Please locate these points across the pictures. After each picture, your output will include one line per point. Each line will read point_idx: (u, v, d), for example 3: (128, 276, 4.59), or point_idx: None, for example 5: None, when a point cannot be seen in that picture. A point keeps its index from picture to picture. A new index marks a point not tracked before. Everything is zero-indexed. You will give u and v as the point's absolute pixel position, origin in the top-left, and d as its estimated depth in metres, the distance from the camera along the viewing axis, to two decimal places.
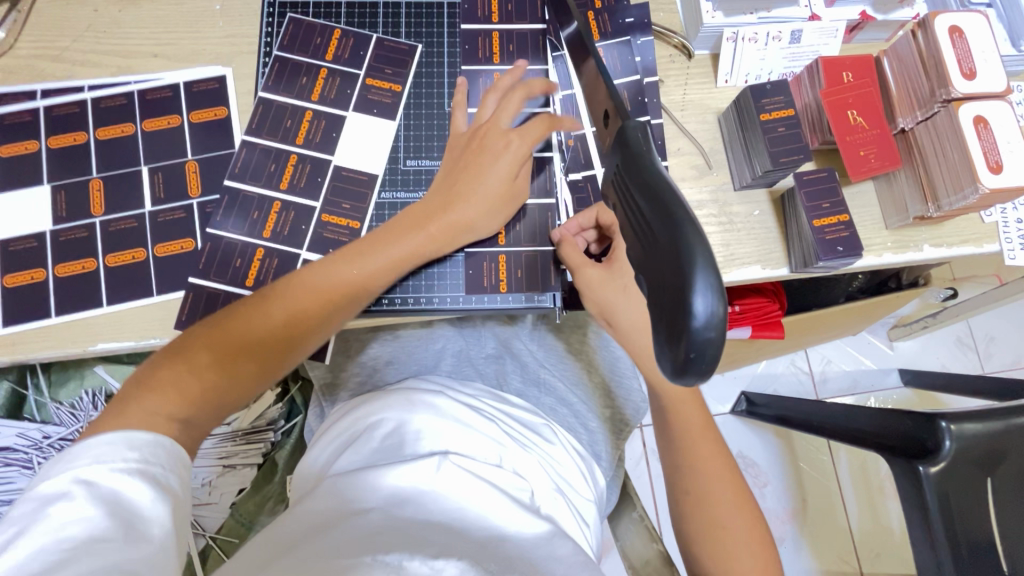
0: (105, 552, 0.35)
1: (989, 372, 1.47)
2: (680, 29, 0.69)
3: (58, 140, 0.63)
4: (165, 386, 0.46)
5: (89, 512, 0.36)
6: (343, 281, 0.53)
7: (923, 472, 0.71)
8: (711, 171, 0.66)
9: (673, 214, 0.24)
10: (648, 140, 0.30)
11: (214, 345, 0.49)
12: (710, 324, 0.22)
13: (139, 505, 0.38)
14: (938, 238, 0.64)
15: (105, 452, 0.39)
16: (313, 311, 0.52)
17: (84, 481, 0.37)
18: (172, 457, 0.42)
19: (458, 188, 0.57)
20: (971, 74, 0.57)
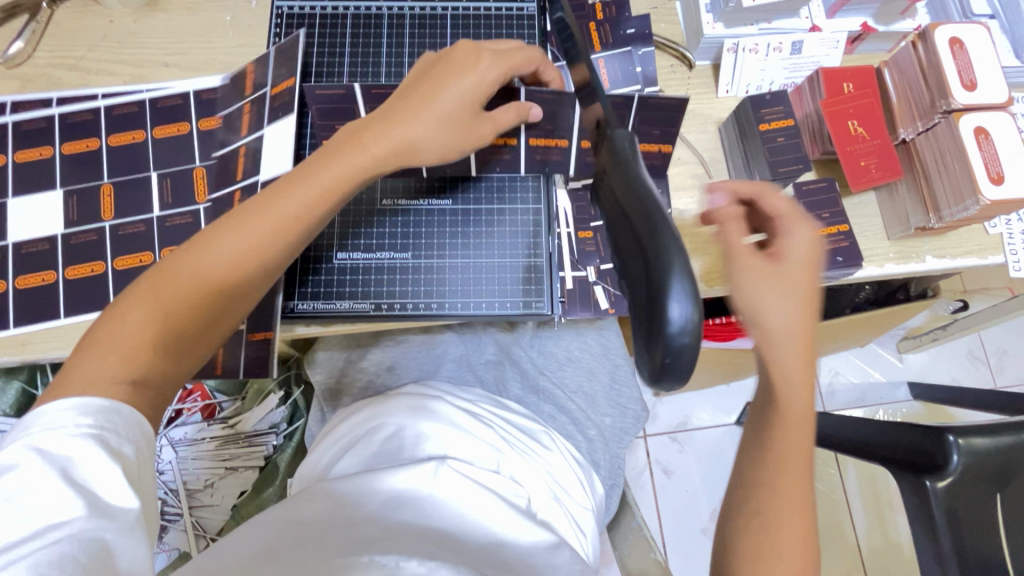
0: (61, 525, 0.33)
1: (1002, 386, 1.45)
2: (682, 40, 0.70)
3: (72, 147, 0.65)
4: (97, 352, 0.41)
5: (39, 483, 0.34)
6: (286, 210, 0.45)
7: (931, 488, 0.70)
8: (711, 181, 0.66)
9: (656, 229, 0.24)
10: (635, 151, 0.29)
11: (150, 299, 0.42)
12: (685, 330, 0.23)
13: (94, 475, 0.35)
14: (941, 248, 0.64)
15: (57, 418, 0.37)
16: (252, 252, 0.44)
17: (34, 450, 0.35)
18: (131, 423, 0.39)
19: (414, 106, 0.49)
20: (972, 85, 0.57)
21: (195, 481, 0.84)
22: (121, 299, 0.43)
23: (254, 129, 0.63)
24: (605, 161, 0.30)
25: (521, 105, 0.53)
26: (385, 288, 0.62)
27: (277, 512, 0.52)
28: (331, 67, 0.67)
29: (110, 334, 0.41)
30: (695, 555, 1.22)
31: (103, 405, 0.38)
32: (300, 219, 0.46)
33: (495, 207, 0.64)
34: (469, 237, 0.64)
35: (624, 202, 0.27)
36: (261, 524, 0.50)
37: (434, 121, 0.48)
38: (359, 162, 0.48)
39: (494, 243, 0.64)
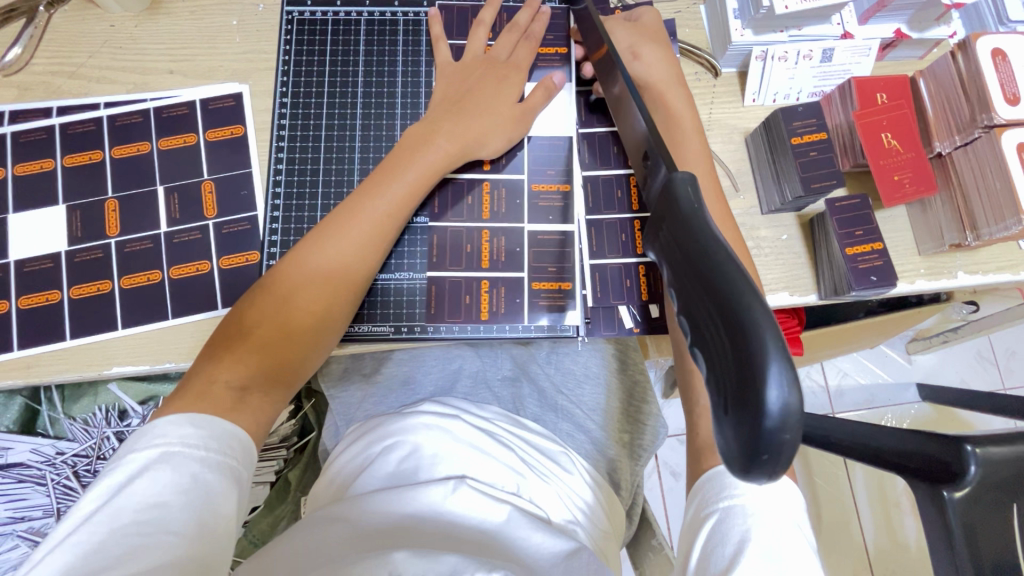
0: (166, 546, 0.39)
1: (1009, 387, 1.44)
2: (707, 46, 0.68)
3: (74, 159, 0.62)
4: (233, 356, 0.50)
5: (166, 497, 0.41)
6: (380, 215, 0.55)
7: (948, 499, 0.62)
8: (737, 194, 0.64)
9: (738, 299, 0.22)
10: (699, 196, 0.28)
11: (251, 340, 0.51)
12: (784, 419, 0.20)
13: (213, 492, 0.42)
14: (973, 265, 0.62)
15: (190, 435, 0.44)
16: (338, 271, 0.54)
17: (167, 469, 0.42)
18: (244, 449, 0.47)
19: (466, 103, 0.60)
20: (1015, 99, 0.55)
21: None
22: (258, 318, 0.51)
23: (242, 164, 0.63)
24: (664, 204, 0.29)
25: (548, 82, 0.63)
26: (404, 307, 0.60)
27: (285, 543, 0.49)
28: (345, 75, 0.65)
29: (236, 336, 0.51)
30: None
31: (217, 419, 0.46)
32: (388, 221, 0.56)
33: (514, 227, 0.62)
34: (494, 254, 0.62)
35: (689, 243, 0.25)
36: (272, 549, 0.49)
37: (491, 116, 0.60)
38: (415, 183, 0.57)
39: (523, 258, 0.62)
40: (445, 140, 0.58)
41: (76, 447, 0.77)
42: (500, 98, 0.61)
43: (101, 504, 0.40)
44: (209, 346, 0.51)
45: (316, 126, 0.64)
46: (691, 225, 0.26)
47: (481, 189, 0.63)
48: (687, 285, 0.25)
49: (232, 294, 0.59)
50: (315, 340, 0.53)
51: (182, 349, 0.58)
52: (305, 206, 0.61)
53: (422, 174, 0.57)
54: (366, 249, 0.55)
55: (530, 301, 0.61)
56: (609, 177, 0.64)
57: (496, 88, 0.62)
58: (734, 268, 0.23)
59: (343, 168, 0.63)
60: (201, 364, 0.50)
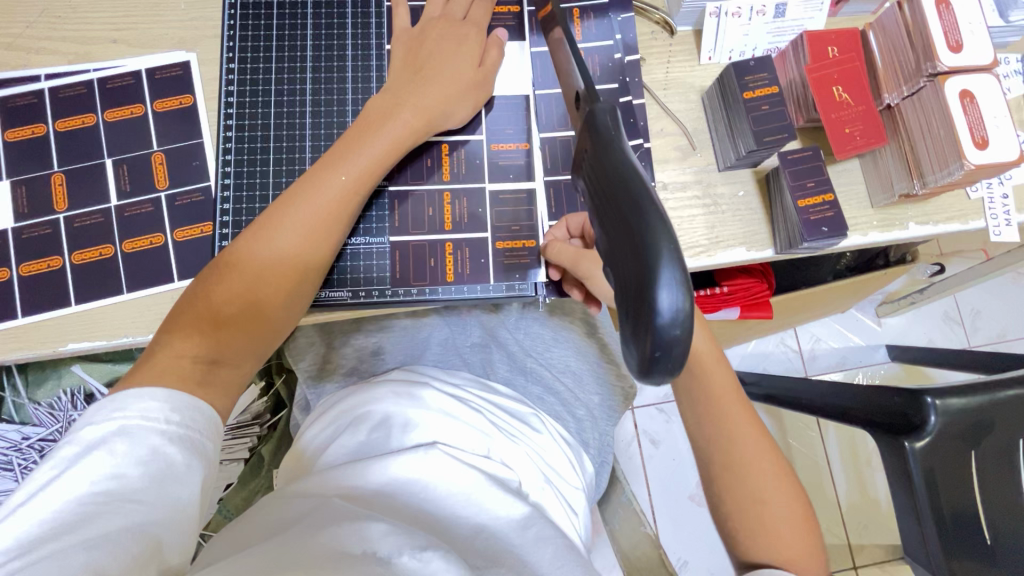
0: (130, 513, 0.39)
1: (975, 345, 1.47)
2: (662, 4, 0.67)
3: (17, 134, 0.61)
4: (196, 329, 0.49)
5: (125, 469, 0.40)
6: (344, 188, 0.54)
7: (909, 448, 0.69)
8: (694, 153, 0.65)
9: (646, 229, 0.26)
10: (617, 126, 0.31)
11: (211, 311, 0.49)
12: (676, 319, 0.25)
13: (174, 464, 0.42)
14: (924, 215, 0.64)
15: (150, 409, 0.43)
16: (303, 244, 0.53)
17: (126, 441, 0.41)
18: (208, 421, 0.46)
19: (427, 71, 0.59)
20: (958, 47, 0.56)
21: None
22: (218, 289, 0.50)
23: (192, 135, 0.62)
24: (586, 136, 0.32)
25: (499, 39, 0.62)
26: (363, 274, 0.60)
27: (257, 513, 0.49)
28: (294, 40, 0.64)
29: (197, 307, 0.50)
30: (684, 522, 1.24)
31: (183, 393, 0.45)
32: (352, 194, 0.54)
33: (474, 190, 0.62)
34: (456, 215, 0.62)
35: (606, 179, 0.29)
36: (242, 523, 0.48)
37: (453, 81, 0.59)
38: (379, 154, 0.55)
39: (482, 221, 0.62)
40: (409, 113, 0.57)
41: (41, 432, 0.77)
42: (460, 60, 0.60)
43: (55, 476, 0.39)
44: (172, 316, 0.51)
45: (265, 93, 0.62)
46: (608, 154, 0.29)
47: (440, 152, 0.63)
48: (605, 210, 0.28)
49: (186, 265, 0.58)
50: (279, 314, 0.53)
51: (139, 323, 0.57)
52: (257, 174, 0.60)
53: (389, 147, 0.56)
54: (328, 221, 0.53)
55: (494, 261, 0.61)
56: (566, 139, 0.63)
57: (453, 51, 0.60)
58: (642, 189, 0.27)
59: (294, 135, 0.62)
60: (162, 336, 0.49)
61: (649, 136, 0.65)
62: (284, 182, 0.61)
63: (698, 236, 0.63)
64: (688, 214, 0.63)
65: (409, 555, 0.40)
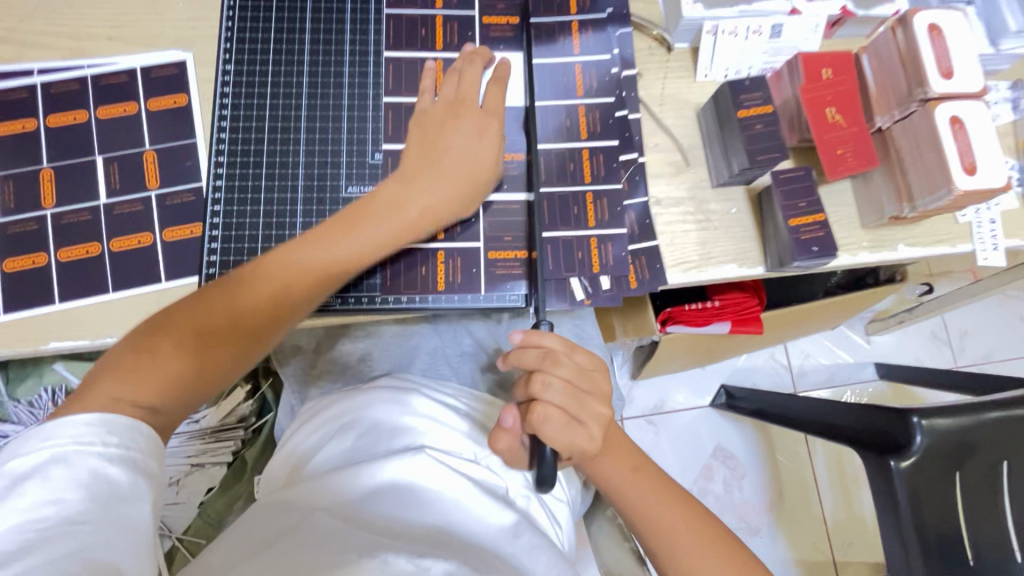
0: (77, 535, 0.36)
1: (962, 366, 1.48)
2: (660, 21, 0.68)
3: (6, 128, 0.60)
4: (149, 370, 0.45)
5: (62, 494, 0.37)
6: (338, 259, 0.52)
7: (894, 467, 0.70)
8: (688, 168, 0.65)
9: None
10: None
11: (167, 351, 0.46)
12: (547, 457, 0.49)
13: (117, 482, 0.39)
14: (913, 238, 0.64)
15: (83, 432, 0.39)
16: (283, 303, 0.50)
17: (60, 464, 0.37)
18: (150, 439, 0.42)
19: (445, 158, 0.57)
20: (949, 73, 0.57)
21: None
22: (182, 335, 0.47)
23: (185, 135, 0.61)
24: None
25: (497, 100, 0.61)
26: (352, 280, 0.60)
27: (235, 535, 0.48)
28: (292, 43, 0.64)
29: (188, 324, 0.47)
30: None
31: (116, 417, 0.41)
32: (343, 267, 0.52)
33: None
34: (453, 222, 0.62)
35: None
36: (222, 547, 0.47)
37: (461, 175, 0.57)
38: (379, 231, 0.54)
39: (473, 229, 0.62)
40: (418, 203, 0.56)
41: (20, 429, 0.75)
42: (469, 152, 0.58)
43: None
44: (152, 321, 0.48)
45: (261, 94, 0.62)
46: None
47: None
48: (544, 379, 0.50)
49: (174, 265, 0.58)
50: (230, 369, 0.49)
51: (123, 323, 0.56)
52: (248, 176, 0.60)
53: (390, 229, 0.54)
54: (310, 288, 0.51)
55: (487, 271, 0.61)
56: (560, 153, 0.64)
57: (473, 146, 0.58)
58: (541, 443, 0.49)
59: (288, 137, 0.61)
60: (107, 365, 0.45)
61: (644, 151, 0.65)
62: (276, 185, 0.60)
63: (690, 251, 0.63)
64: (680, 229, 0.64)
65: (404, 558, 0.40)
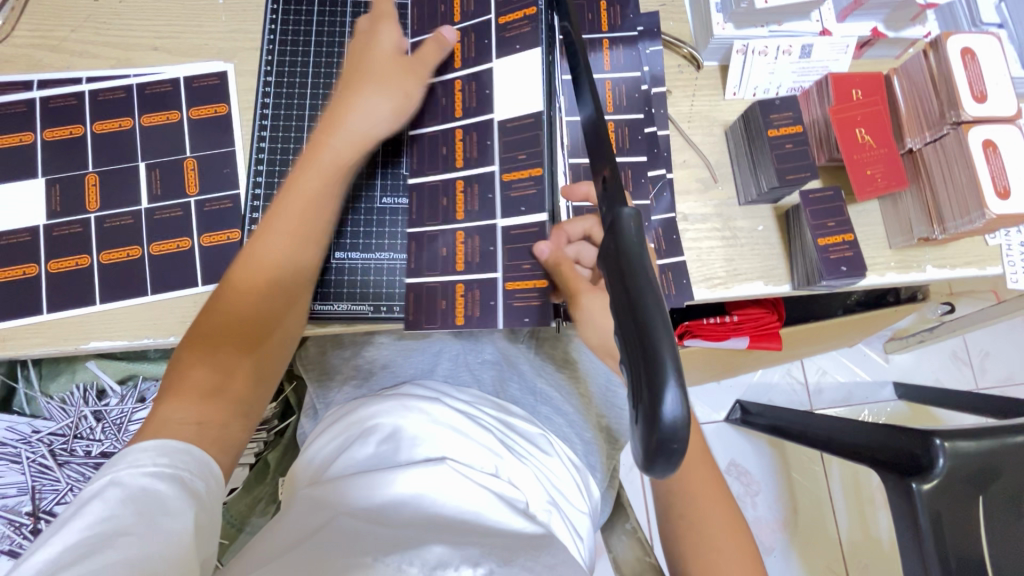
0: (126, 545, 0.36)
1: (983, 387, 1.46)
2: (690, 39, 0.69)
3: (54, 133, 0.62)
4: (189, 397, 0.46)
5: (115, 510, 0.38)
6: (297, 213, 0.54)
7: (915, 489, 0.69)
8: (716, 185, 0.66)
9: (648, 330, 0.28)
10: (640, 236, 0.31)
11: (192, 376, 0.48)
12: (677, 417, 0.26)
13: (167, 502, 0.39)
14: (941, 259, 0.64)
15: (139, 458, 0.41)
16: (264, 279, 0.52)
17: (117, 486, 0.39)
18: (202, 463, 0.43)
19: (355, 83, 0.58)
20: (982, 97, 0.57)
21: None
22: (192, 360, 0.48)
23: (224, 144, 0.63)
24: (611, 235, 0.32)
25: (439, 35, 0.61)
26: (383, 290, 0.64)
27: (263, 539, 0.48)
28: (331, 55, 0.65)
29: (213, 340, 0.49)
30: None
31: (172, 443, 0.43)
32: (306, 218, 0.55)
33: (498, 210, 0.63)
34: (477, 255, 0.61)
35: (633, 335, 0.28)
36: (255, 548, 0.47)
37: (381, 91, 0.58)
38: (330, 178, 0.56)
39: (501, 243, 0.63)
40: (346, 139, 0.57)
41: (52, 426, 0.77)
42: (383, 62, 0.59)
43: (45, 536, 0.37)
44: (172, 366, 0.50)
45: (300, 106, 0.64)
46: (638, 299, 0.29)
47: (456, 188, 0.62)
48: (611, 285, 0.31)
49: (212, 270, 0.59)
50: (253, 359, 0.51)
51: (160, 327, 0.58)
52: None
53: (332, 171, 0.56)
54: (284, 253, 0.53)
55: (505, 303, 0.60)
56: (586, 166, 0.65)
57: (371, 60, 0.59)
58: (656, 317, 0.28)
59: None
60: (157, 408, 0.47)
61: (672, 167, 0.65)
62: None
63: (716, 268, 0.63)
64: (706, 246, 0.64)
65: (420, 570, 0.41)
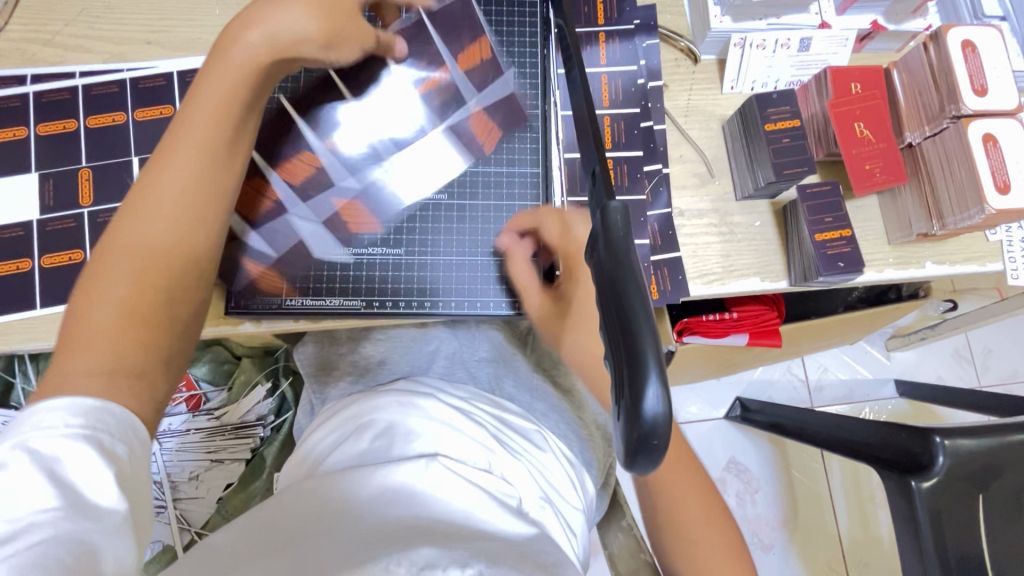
0: (44, 527, 0.32)
1: (986, 385, 1.45)
2: (688, 32, 0.68)
3: (48, 128, 0.62)
4: (87, 351, 0.40)
5: (28, 481, 0.33)
6: (201, 148, 0.47)
7: (915, 488, 0.68)
8: (713, 180, 0.65)
9: (632, 324, 0.27)
10: (627, 228, 0.31)
11: (91, 331, 0.41)
12: (658, 415, 0.26)
13: (84, 474, 0.35)
14: (941, 255, 0.63)
15: (46, 418, 0.36)
16: (168, 226, 0.45)
17: (24, 450, 0.34)
18: (125, 420, 0.38)
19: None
20: (983, 91, 0.56)
21: (178, 473, 0.83)
22: (93, 311, 0.42)
23: None
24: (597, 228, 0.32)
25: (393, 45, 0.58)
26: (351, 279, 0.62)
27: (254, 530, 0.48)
28: None
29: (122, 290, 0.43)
30: None
31: (79, 397, 0.37)
32: (213, 154, 0.47)
33: (492, 205, 0.63)
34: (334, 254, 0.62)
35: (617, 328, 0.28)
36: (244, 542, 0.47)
37: (304, 2, 0.49)
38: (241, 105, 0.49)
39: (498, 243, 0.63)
40: (258, 54, 0.49)
41: None
42: None
43: None
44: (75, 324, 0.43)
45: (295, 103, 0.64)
46: (622, 292, 0.28)
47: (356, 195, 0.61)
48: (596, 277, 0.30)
49: None
50: (165, 313, 0.44)
51: None
52: None
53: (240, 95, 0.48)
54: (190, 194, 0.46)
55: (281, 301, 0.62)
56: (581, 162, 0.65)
57: None
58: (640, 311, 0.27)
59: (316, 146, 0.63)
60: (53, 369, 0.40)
61: (668, 161, 0.65)
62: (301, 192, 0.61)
63: (712, 263, 0.63)
64: (703, 241, 0.63)
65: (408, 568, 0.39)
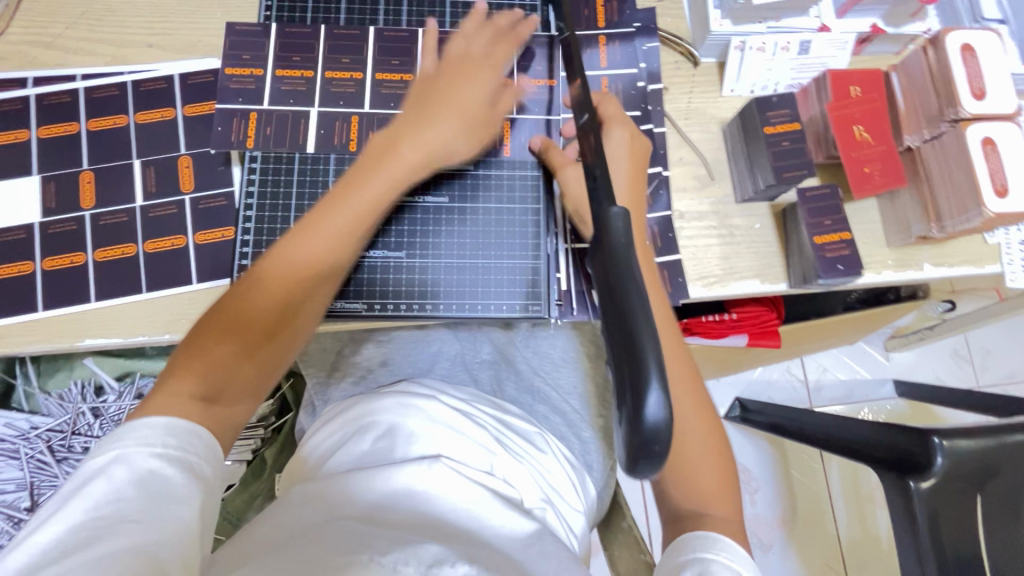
0: (129, 531, 0.35)
1: (984, 385, 1.45)
2: (687, 35, 0.68)
3: (49, 130, 0.62)
4: (194, 378, 0.44)
5: (121, 494, 0.37)
6: (349, 220, 0.51)
7: (913, 488, 0.69)
8: (712, 183, 0.65)
9: (633, 330, 0.28)
10: (627, 233, 0.31)
11: (204, 355, 0.45)
12: (659, 420, 0.26)
13: (172, 489, 0.38)
14: (939, 257, 0.63)
15: (147, 435, 0.39)
16: (296, 279, 0.49)
17: (123, 464, 0.38)
18: (209, 446, 0.42)
19: (446, 95, 0.57)
20: (981, 94, 0.56)
21: None
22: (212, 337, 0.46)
23: None
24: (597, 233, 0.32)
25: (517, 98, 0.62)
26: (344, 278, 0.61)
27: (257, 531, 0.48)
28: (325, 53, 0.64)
29: (237, 317, 0.47)
30: None
31: (178, 421, 0.41)
32: (351, 230, 0.52)
33: (494, 206, 0.64)
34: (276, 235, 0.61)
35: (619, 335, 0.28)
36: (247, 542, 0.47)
37: (456, 120, 0.57)
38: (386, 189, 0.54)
39: (500, 246, 0.63)
40: (413, 149, 0.55)
41: (50, 422, 0.77)
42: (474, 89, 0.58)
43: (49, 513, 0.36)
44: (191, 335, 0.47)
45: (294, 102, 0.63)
46: (623, 299, 0.29)
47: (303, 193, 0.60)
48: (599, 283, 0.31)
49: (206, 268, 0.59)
50: (268, 356, 0.48)
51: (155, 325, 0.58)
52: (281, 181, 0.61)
53: (394, 183, 0.54)
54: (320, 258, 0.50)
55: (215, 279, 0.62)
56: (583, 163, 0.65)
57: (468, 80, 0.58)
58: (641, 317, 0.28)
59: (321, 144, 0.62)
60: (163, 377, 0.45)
61: (668, 164, 0.65)
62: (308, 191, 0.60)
63: (712, 265, 0.63)
64: (702, 243, 0.64)
65: (414, 569, 0.39)
